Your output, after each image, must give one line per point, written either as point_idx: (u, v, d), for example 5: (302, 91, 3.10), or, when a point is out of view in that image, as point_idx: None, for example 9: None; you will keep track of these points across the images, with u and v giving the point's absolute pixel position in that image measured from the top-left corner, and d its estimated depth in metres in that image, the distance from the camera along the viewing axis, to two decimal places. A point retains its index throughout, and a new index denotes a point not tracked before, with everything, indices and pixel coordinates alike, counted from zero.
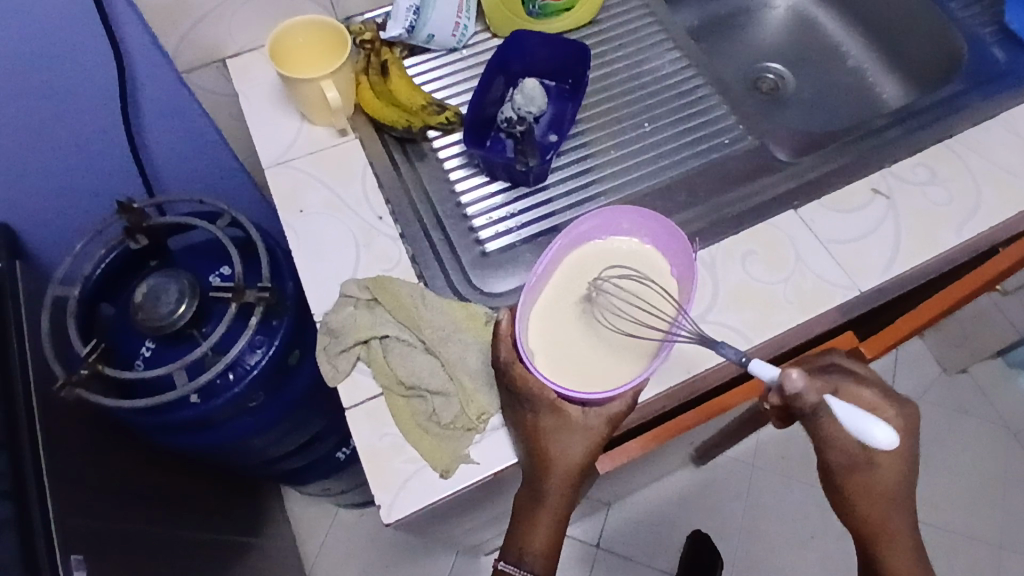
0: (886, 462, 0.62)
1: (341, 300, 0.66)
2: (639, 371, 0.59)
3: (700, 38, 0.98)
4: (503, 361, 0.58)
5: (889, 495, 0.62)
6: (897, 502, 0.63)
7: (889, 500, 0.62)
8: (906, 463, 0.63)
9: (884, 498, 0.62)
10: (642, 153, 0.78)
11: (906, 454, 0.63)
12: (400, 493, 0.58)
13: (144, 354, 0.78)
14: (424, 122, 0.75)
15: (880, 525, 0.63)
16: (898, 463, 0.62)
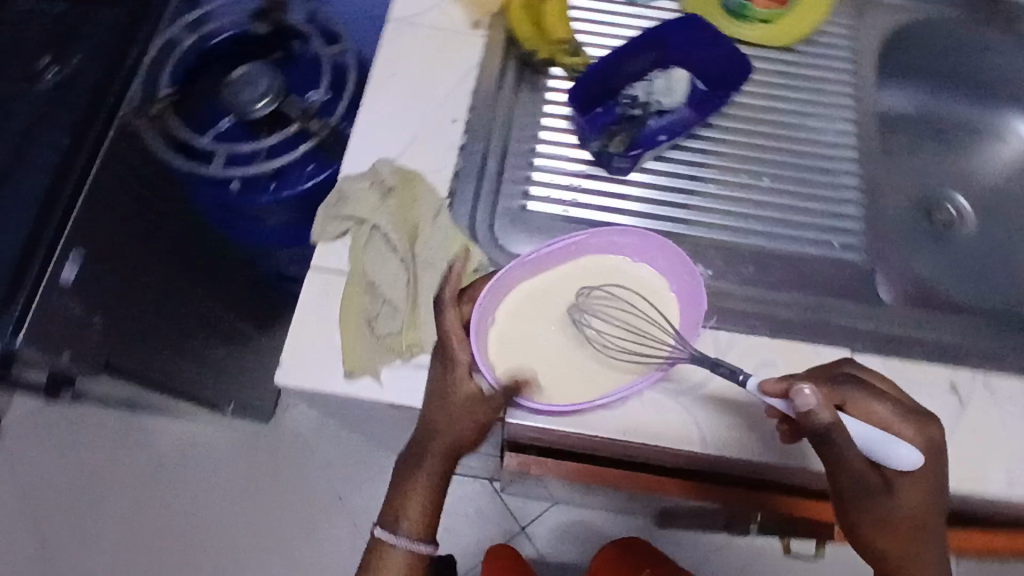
0: (913, 496, 0.50)
1: (368, 172, 0.65)
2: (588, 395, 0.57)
3: (893, 130, 0.85)
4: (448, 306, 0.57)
5: (926, 530, 0.51)
6: (931, 540, 0.52)
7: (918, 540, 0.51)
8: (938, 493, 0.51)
9: (918, 533, 0.51)
10: (741, 204, 0.69)
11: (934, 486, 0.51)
12: (303, 367, 0.59)
13: (221, 126, 0.83)
14: (552, 57, 0.71)
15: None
16: (930, 499, 0.51)
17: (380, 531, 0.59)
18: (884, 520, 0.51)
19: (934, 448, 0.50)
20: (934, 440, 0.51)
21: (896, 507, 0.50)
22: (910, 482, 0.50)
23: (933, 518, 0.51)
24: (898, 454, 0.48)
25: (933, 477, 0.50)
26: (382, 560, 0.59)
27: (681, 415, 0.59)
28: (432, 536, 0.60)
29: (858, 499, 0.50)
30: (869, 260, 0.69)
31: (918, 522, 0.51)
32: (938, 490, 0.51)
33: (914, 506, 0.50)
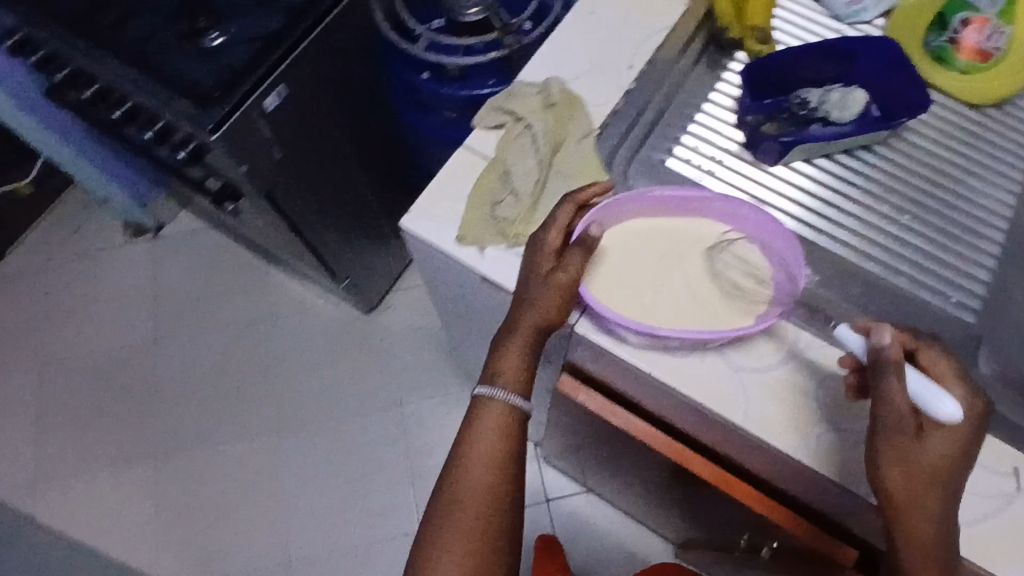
0: (939, 437, 0.52)
1: (541, 83, 0.72)
2: (668, 324, 0.62)
3: None
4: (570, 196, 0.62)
5: (942, 490, 0.51)
6: (940, 490, 0.51)
7: (930, 479, 0.51)
8: (967, 446, 0.52)
9: (935, 489, 0.51)
10: (871, 230, 0.69)
11: (965, 439, 0.52)
12: (426, 219, 0.68)
13: (434, 24, 0.94)
14: (741, 38, 0.74)
15: (921, 539, 0.51)
16: (955, 452, 0.52)
17: (478, 388, 0.60)
18: (908, 463, 0.51)
19: (978, 415, 0.52)
20: (979, 410, 0.52)
21: (922, 448, 0.51)
22: (942, 435, 0.52)
23: (952, 482, 0.52)
24: (942, 400, 0.51)
25: (967, 432, 0.52)
26: (479, 412, 0.59)
27: (735, 385, 0.62)
28: (526, 397, 0.60)
29: (887, 431, 0.52)
30: (981, 331, 0.67)
31: (939, 475, 0.51)
32: (966, 461, 0.52)
33: (942, 460, 0.51)
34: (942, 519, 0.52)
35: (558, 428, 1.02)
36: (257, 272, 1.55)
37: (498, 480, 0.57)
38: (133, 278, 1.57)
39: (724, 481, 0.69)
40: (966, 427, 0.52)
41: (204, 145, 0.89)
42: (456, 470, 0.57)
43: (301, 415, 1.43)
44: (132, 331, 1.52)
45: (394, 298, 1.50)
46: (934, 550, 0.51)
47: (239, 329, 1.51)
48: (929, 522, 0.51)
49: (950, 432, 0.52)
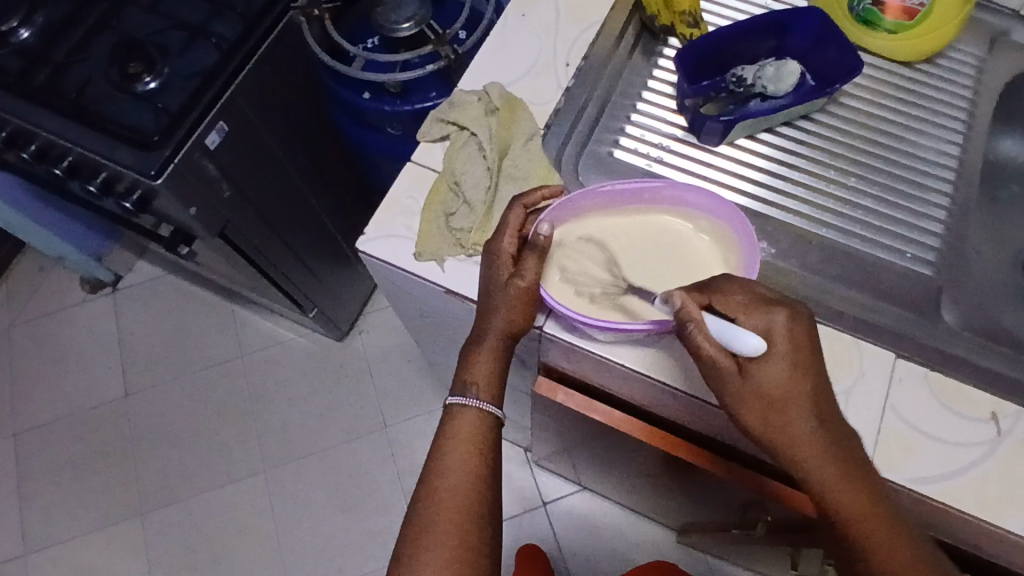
0: (761, 369, 0.53)
1: (480, 90, 0.71)
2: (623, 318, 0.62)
3: (994, 176, 0.83)
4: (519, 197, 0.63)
5: (802, 407, 0.53)
6: (796, 419, 0.53)
7: (779, 410, 0.53)
8: (794, 365, 0.53)
9: (794, 412, 0.53)
10: (820, 197, 0.70)
11: (788, 360, 0.53)
12: (382, 239, 0.67)
13: (369, 44, 0.97)
14: (672, 23, 0.74)
15: (811, 463, 0.53)
16: (786, 376, 0.53)
17: (451, 399, 0.60)
18: (752, 400, 0.53)
19: (786, 330, 0.53)
20: (781, 325, 0.53)
21: (754, 383, 0.53)
22: (763, 359, 0.53)
23: (800, 401, 0.53)
24: (738, 337, 0.52)
25: (782, 351, 0.53)
26: (455, 421, 0.59)
27: (704, 366, 0.63)
28: (499, 405, 0.60)
29: (717, 382, 0.54)
30: (939, 281, 0.68)
31: (788, 399, 0.53)
32: (808, 370, 0.53)
33: (779, 382, 0.53)
34: (818, 433, 0.53)
35: (543, 430, 1.02)
36: (225, 313, 1.52)
37: (473, 487, 0.56)
38: (97, 335, 1.53)
39: (713, 463, 0.70)
40: (783, 341, 0.53)
41: (150, 191, 0.87)
42: (432, 479, 0.57)
43: (285, 450, 1.40)
44: (101, 388, 1.48)
45: (365, 322, 1.48)
46: (830, 465, 0.53)
47: (212, 372, 1.48)
48: (810, 445, 0.53)
49: (765, 359, 0.53)
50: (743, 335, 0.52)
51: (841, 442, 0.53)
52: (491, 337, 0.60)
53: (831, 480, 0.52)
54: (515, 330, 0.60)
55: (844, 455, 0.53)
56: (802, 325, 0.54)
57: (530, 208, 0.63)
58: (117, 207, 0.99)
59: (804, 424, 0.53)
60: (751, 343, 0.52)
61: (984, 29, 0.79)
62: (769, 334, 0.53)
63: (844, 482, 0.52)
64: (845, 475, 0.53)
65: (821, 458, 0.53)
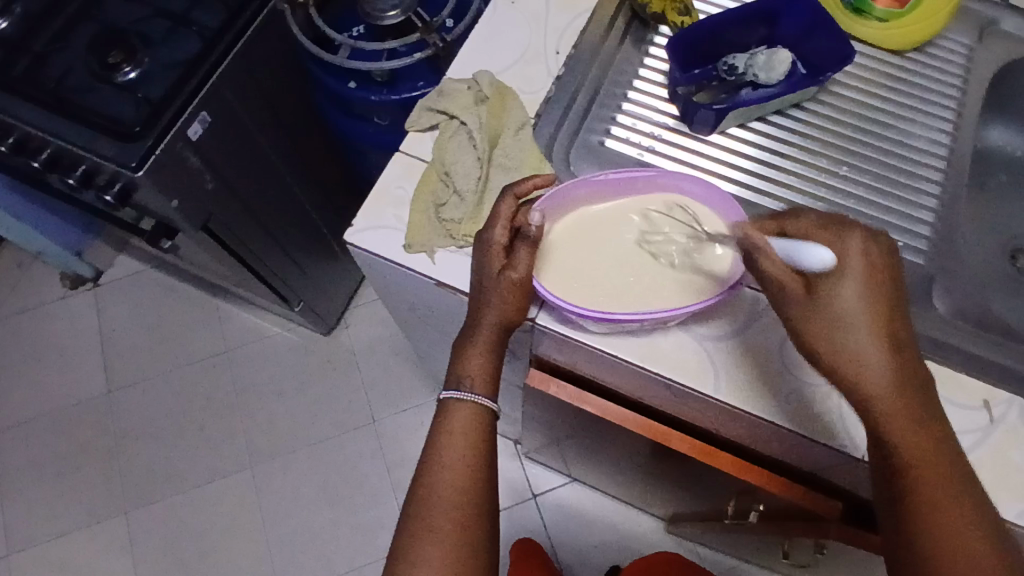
0: (834, 288, 0.51)
1: (470, 79, 0.70)
2: (618, 308, 0.61)
3: (981, 165, 0.84)
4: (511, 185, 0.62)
5: (869, 331, 0.51)
6: (863, 342, 0.51)
7: (846, 332, 0.51)
8: (867, 285, 0.51)
9: (861, 335, 0.51)
10: (813, 186, 0.70)
11: (861, 278, 0.51)
12: (371, 231, 0.66)
13: (355, 33, 0.95)
14: (663, 11, 0.74)
15: (877, 391, 0.50)
16: (858, 296, 0.51)
17: (445, 393, 0.59)
18: (818, 321, 0.52)
19: (862, 250, 0.52)
20: (855, 245, 0.52)
21: (827, 305, 0.51)
22: (840, 279, 0.51)
23: (870, 323, 0.51)
24: (804, 253, 0.52)
25: (855, 271, 0.51)
26: (448, 418, 0.58)
27: (698, 356, 0.62)
28: (494, 398, 0.60)
29: (786, 302, 0.53)
30: (930, 269, 0.68)
31: (857, 321, 0.51)
32: (886, 298, 0.51)
33: (855, 305, 0.51)
34: (890, 365, 0.50)
35: (534, 423, 1.01)
36: (208, 308, 1.50)
37: (469, 481, 0.55)
38: (78, 332, 1.50)
39: (707, 453, 0.69)
40: (861, 263, 0.51)
41: (131, 184, 0.85)
42: (427, 475, 0.56)
43: (272, 446, 1.39)
44: (83, 384, 1.46)
45: (352, 315, 1.47)
46: (898, 398, 0.50)
47: (196, 368, 1.46)
48: (878, 371, 0.50)
49: (839, 277, 0.51)
50: (808, 249, 0.52)
51: (914, 376, 0.51)
52: (485, 329, 0.59)
53: (896, 410, 0.50)
54: (510, 321, 0.59)
55: (916, 389, 0.51)
56: (883, 251, 0.52)
57: (521, 198, 0.61)
58: (97, 200, 0.97)
59: (875, 355, 0.50)
60: (817, 254, 0.51)
61: (973, 18, 0.79)
62: (847, 257, 0.51)
63: (911, 418, 0.50)
64: (914, 410, 0.50)
65: (890, 391, 0.50)
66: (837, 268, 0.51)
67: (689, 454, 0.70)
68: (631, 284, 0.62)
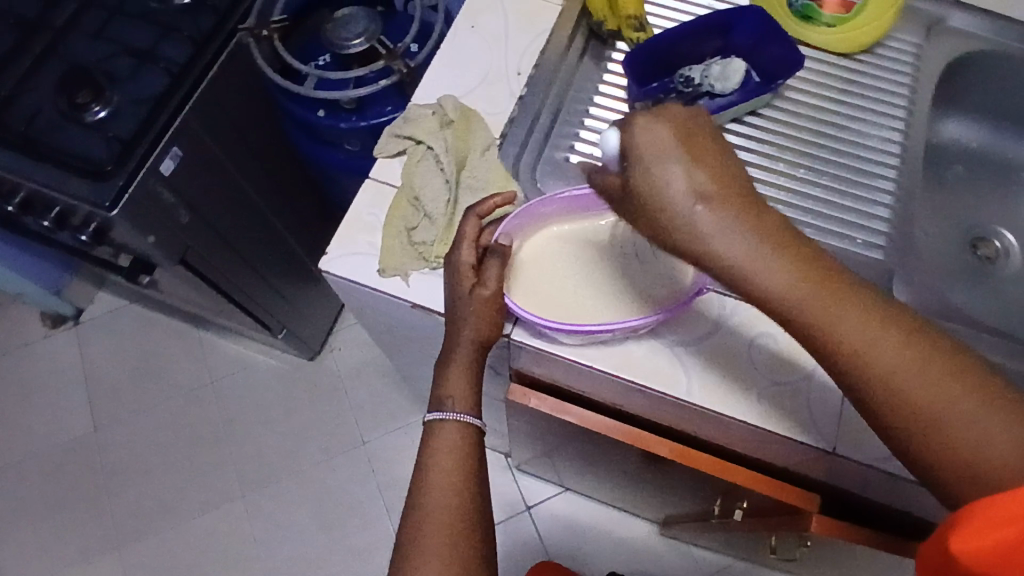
0: (643, 177, 0.47)
1: (434, 103, 0.72)
2: (586, 319, 0.63)
3: (936, 159, 0.87)
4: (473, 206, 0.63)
5: (705, 208, 0.46)
6: (702, 221, 0.46)
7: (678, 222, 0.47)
8: (672, 156, 0.47)
9: (696, 217, 0.46)
10: (773, 190, 0.72)
11: (666, 152, 0.47)
12: (345, 257, 0.67)
13: (320, 62, 0.97)
14: (619, 27, 0.75)
15: (744, 274, 0.46)
16: (669, 173, 0.46)
17: (429, 414, 0.60)
18: (649, 216, 0.48)
19: (656, 122, 0.47)
20: (643, 123, 0.47)
21: (656, 196, 0.47)
22: (652, 166, 0.47)
23: (695, 201, 0.46)
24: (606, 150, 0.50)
25: (658, 147, 0.47)
26: (435, 439, 0.59)
27: (672, 362, 0.64)
28: (478, 414, 0.61)
29: (620, 206, 0.50)
30: (890, 264, 0.70)
31: (681, 204, 0.46)
32: (711, 160, 0.47)
33: (683, 188, 0.46)
34: (750, 236, 0.46)
35: (521, 436, 1.03)
36: (192, 340, 1.50)
37: (461, 497, 0.56)
38: (60, 370, 1.49)
39: (686, 456, 0.70)
40: (669, 134, 0.47)
41: (106, 223, 0.86)
42: (418, 495, 0.57)
43: (262, 474, 1.39)
44: (69, 424, 1.45)
45: (336, 339, 1.47)
46: (773, 266, 0.46)
47: (183, 400, 1.45)
48: (736, 253, 0.46)
49: (644, 161, 0.47)
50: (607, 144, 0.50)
51: (774, 238, 0.46)
52: (462, 347, 0.60)
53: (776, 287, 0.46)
54: (485, 339, 0.61)
55: (781, 244, 0.46)
56: (672, 112, 0.48)
57: (485, 217, 0.63)
58: (72, 240, 0.97)
59: (730, 233, 0.46)
60: (606, 143, 0.49)
61: (920, 19, 0.82)
62: (648, 139, 0.46)
63: (796, 282, 0.46)
64: (792, 267, 0.46)
65: (764, 266, 0.46)
66: (650, 150, 0.47)
67: (668, 457, 0.71)
68: (599, 297, 0.64)
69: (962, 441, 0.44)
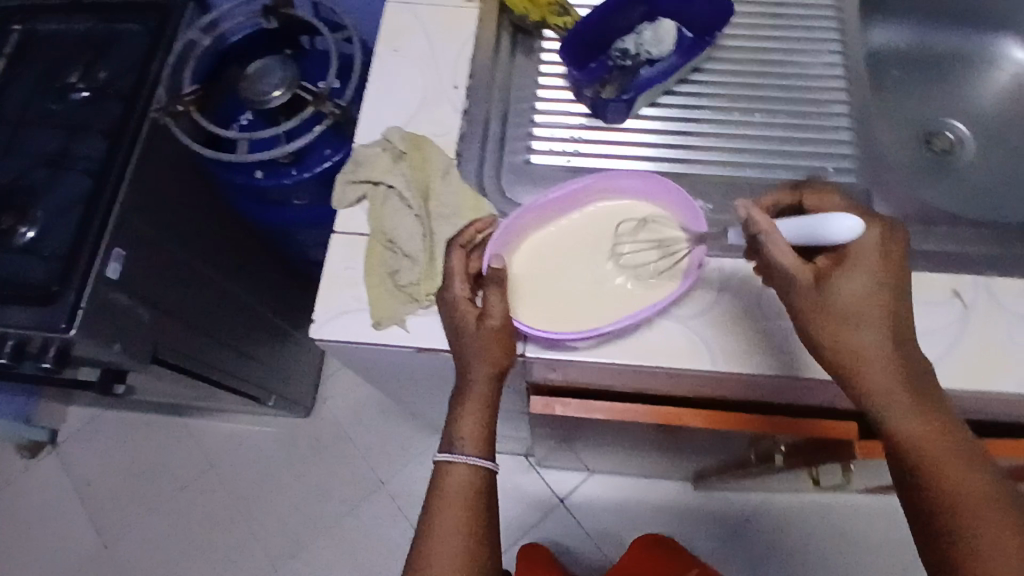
0: (843, 281, 0.55)
1: (380, 139, 0.70)
2: (598, 322, 0.62)
3: (874, 69, 0.88)
4: (456, 237, 0.62)
5: (882, 328, 0.54)
6: (865, 331, 0.54)
7: (846, 317, 0.54)
8: (879, 283, 0.55)
9: (871, 328, 0.54)
10: (737, 140, 0.72)
11: (876, 275, 0.55)
12: (333, 320, 0.64)
13: (242, 122, 0.96)
14: (543, 17, 0.74)
15: (882, 377, 0.53)
16: (864, 288, 0.54)
17: (438, 456, 0.58)
18: (822, 307, 0.54)
19: (880, 252, 0.55)
20: (872, 245, 0.55)
21: (837, 300, 0.54)
22: (842, 272, 0.55)
23: (875, 318, 0.54)
24: (826, 225, 0.54)
25: (868, 266, 0.55)
26: (443, 482, 0.57)
27: (688, 337, 0.63)
28: (490, 454, 0.59)
29: (793, 287, 0.56)
30: (867, 183, 0.71)
31: (861, 311, 0.54)
32: (892, 301, 0.55)
33: (862, 303, 0.54)
34: (894, 361, 0.53)
35: (543, 438, 1.01)
36: (181, 430, 1.44)
37: (469, 545, 0.54)
38: (50, 497, 1.42)
39: (720, 419, 0.69)
40: (876, 266, 0.55)
41: (66, 345, 0.80)
42: (425, 543, 0.55)
43: (291, 543, 1.35)
44: (77, 551, 1.38)
45: (327, 389, 1.44)
46: (905, 396, 0.53)
47: (188, 493, 1.40)
48: (883, 361, 0.53)
49: (855, 270, 0.55)
50: (833, 219, 0.54)
51: (922, 384, 0.53)
52: (478, 383, 0.58)
53: (903, 404, 0.52)
54: (499, 372, 0.59)
55: (920, 390, 0.53)
56: (896, 252, 0.56)
57: (468, 246, 0.62)
58: (34, 370, 0.89)
59: (885, 348, 0.54)
60: (841, 225, 0.53)
61: None
62: (866, 254, 0.55)
63: (930, 419, 0.52)
64: (919, 407, 0.52)
65: (901, 396, 0.53)
66: (857, 264, 0.55)
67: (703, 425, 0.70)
68: (602, 295, 0.63)
69: None
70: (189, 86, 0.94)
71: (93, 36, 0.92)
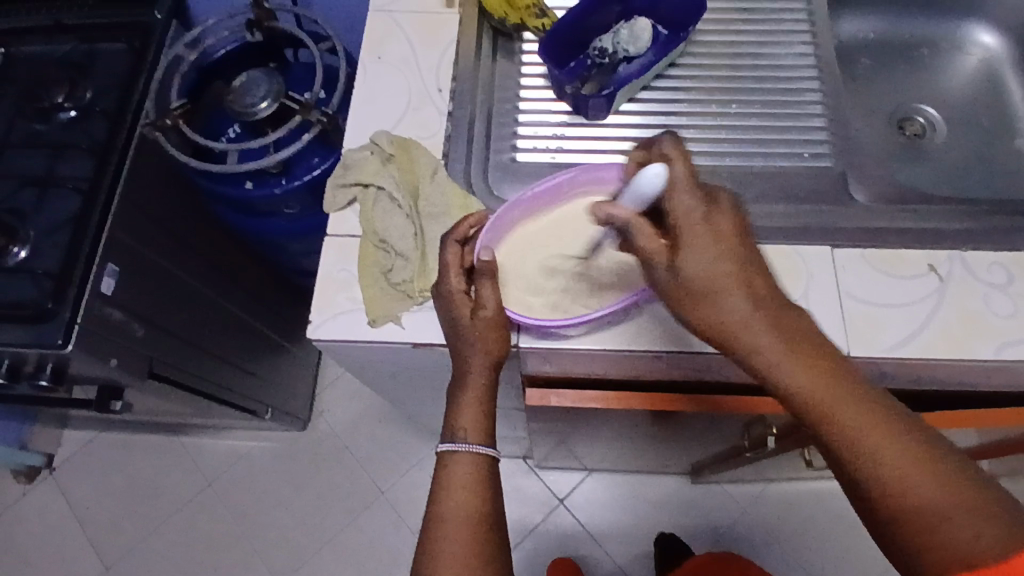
0: (685, 253, 0.51)
1: (368, 143, 0.71)
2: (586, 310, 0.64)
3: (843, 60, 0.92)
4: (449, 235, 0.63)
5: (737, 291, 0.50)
6: (721, 300, 0.50)
7: (702, 291, 0.50)
8: (719, 243, 0.51)
9: (726, 293, 0.50)
10: (715, 130, 0.74)
11: (717, 236, 0.51)
12: (329, 320, 0.65)
13: (230, 135, 0.96)
14: (521, 20, 0.76)
15: (750, 344, 0.49)
16: (707, 255, 0.50)
17: (441, 446, 0.59)
18: (677, 288, 0.51)
19: (717, 212, 0.51)
20: (694, 207, 0.51)
21: (687, 276, 0.51)
22: (682, 247, 0.51)
23: (725, 284, 0.50)
24: (639, 190, 0.51)
25: (705, 226, 0.51)
26: (448, 472, 0.58)
27: (676, 321, 0.65)
28: (492, 442, 0.60)
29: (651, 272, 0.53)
30: (842, 166, 0.73)
31: (710, 282, 0.50)
32: (740, 257, 0.51)
33: (711, 271, 0.50)
34: (762, 326, 0.50)
35: (540, 435, 1.02)
36: (179, 448, 1.44)
37: (476, 530, 0.55)
38: (48, 524, 1.41)
39: (712, 405, 0.71)
40: (711, 228, 0.51)
41: (61, 362, 0.80)
42: (433, 531, 0.55)
43: (293, 556, 1.34)
44: None
45: (323, 401, 1.44)
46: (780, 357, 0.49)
47: (188, 511, 1.39)
48: (747, 327, 0.50)
49: (691, 237, 0.51)
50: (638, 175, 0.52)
51: (795, 340, 0.49)
52: (475, 373, 0.60)
53: (777, 365, 0.49)
54: (495, 361, 0.60)
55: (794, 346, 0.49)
56: (731, 205, 0.52)
57: (463, 241, 0.63)
58: (30, 390, 0.89)
59: (746, 317, 0.50)
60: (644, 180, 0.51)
61: None
62: (693, 215, 0.51)
63: (808, 376, 0.48)
64: (797, 367, 0.49)
65: (777, 358, 0.49)
66: (692, 229, 0.51)
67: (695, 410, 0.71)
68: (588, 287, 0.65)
69: (954, 539, 0.43)
70: (176, 101, 0.95)
71: (78, 57, 0.93)
